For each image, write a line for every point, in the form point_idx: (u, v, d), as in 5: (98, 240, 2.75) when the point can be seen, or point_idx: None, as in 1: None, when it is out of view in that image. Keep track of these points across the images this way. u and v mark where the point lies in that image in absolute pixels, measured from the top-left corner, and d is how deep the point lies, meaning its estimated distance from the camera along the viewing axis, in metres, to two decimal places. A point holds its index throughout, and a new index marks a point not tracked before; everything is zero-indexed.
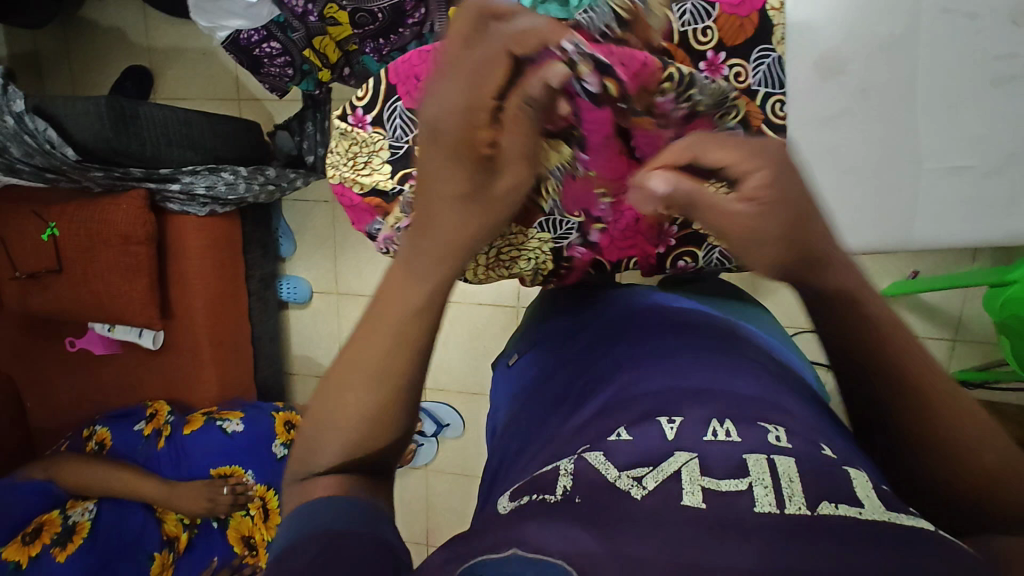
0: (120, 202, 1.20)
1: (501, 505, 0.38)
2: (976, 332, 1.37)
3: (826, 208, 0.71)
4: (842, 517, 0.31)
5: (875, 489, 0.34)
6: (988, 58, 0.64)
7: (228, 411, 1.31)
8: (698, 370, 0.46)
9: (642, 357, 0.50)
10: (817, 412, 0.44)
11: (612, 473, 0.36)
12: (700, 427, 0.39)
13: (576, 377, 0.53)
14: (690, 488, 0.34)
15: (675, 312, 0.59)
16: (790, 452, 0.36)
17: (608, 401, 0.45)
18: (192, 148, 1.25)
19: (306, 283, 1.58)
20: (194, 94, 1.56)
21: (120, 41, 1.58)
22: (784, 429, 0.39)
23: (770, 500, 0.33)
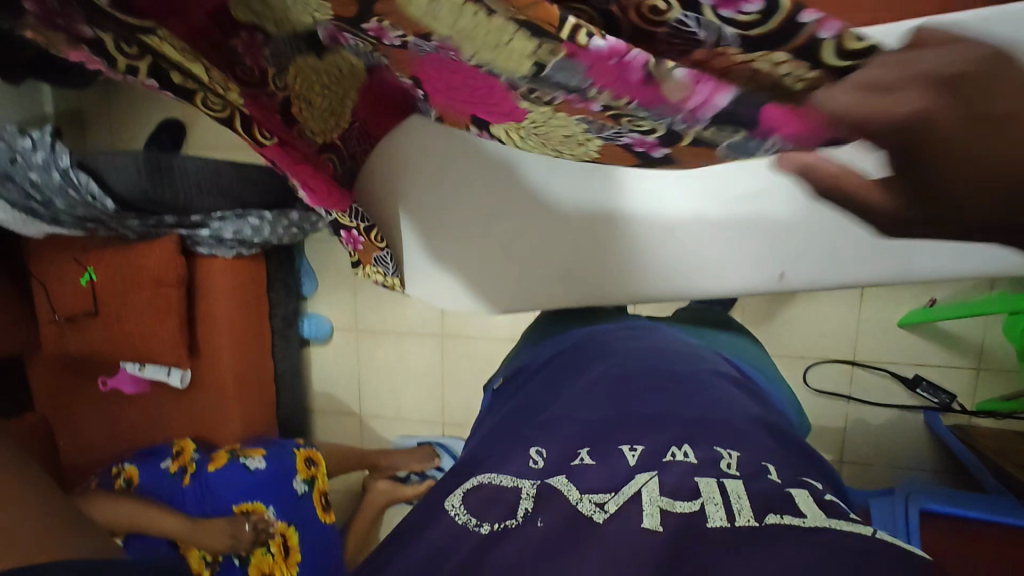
0: (152, 248, 1.30)
1: (460, 519, 0.40)
2: (1000, 363, 1.35)
3: (819, 242, 0.71)
4: (785, 525, 0.34)
5: (817, 503, 0.37)
6: None
7: (251, 449, 1.37)
8: (658, 400, 0.52)
9: (602, 387, 0.57)
10: (777, 437, 0.48)
11: (575, 497, 0.40)
12: (660, 451, 0.44)
13: (544, 397, 0.59)
14: (649, 511, 0.38)
15: (645, 345, 0.66)
16: (739, 476, 0.40)
17: (560, 420, 0.52)
18: (222, 195, 1.31)
19: (326, 320, 1.69)
20: (223, 143, 1.67)
21: (156, 97, 1.72)
22: (736, 454, 0.43)
23: (722, 515, 0.36)
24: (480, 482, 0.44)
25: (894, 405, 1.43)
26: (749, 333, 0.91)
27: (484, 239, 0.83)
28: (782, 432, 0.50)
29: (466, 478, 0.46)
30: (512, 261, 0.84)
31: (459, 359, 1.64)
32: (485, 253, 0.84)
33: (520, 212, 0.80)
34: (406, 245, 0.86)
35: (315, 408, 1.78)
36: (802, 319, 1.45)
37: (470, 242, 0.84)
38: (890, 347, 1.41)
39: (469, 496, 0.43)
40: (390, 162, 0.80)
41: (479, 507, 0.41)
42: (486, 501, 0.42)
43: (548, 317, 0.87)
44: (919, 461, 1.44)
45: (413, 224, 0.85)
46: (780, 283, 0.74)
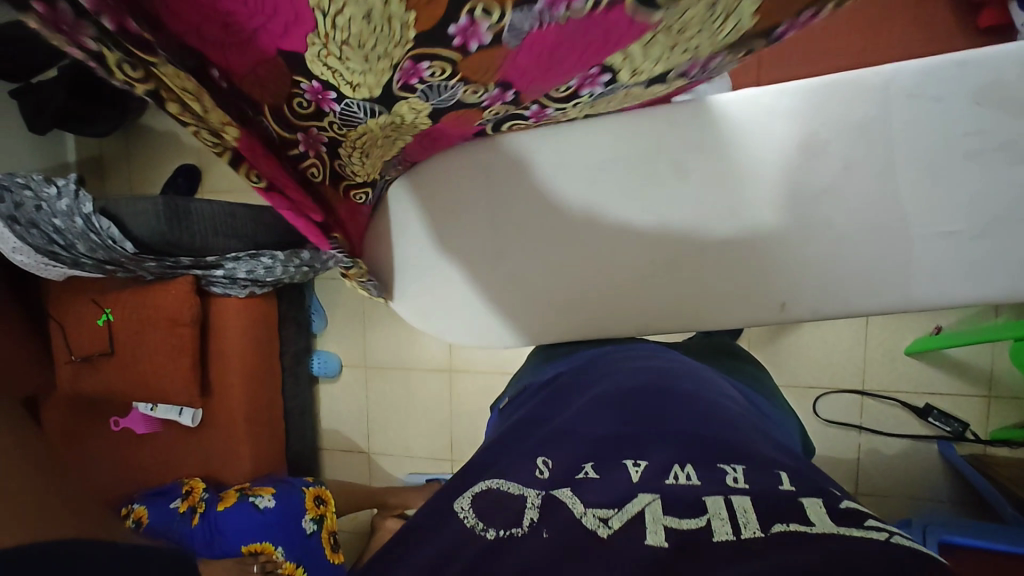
0: (170, 287, 1.34)
1: (469, 522, 0.42)
2: (1011, 389, 1.34)
3: (811, 270, 0.70)
4: (791, 531, 0.36)
5: (827, 513, 0.38)
6: (954, 135, 0.63)
7: (262, 488, 1.38)
8: (655, 421, 0.53)
9: (597, 409, 0.57)
10: (772, 452, 0.50)
11: (579, 509, 0.41)
12: (663, 472, 0.45)
13: (541, 420, 0.60)
14: (653, 529, 0.39)
15: (648, 366, 0.67)
16: (748, 490, 0.41)
17: (557, 439, 0.53)
18: (236, 237, 1.35)
19: (336, 357, 1.72)
20: (237, 186, 1.74)
21: (174, 144, 1.80)
22: (742, 469, 0.44)
23: (727, 529, 0.37)
24: (488, 489, 0.46)
25: (907, 434, 1.42)
26: (762, 374, 0.89)
27: (472, 275, 0.80)
28: (776, 448, 0.51)
29: (473, 485, 0.48)
30: (512, 297, 0.80)
31: (468, 394, 1.64)
32: (482, 290, 0.81)
33: (522, 250, 0.77)
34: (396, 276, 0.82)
35: (325, 445, 1.78)
36: (808, 348, 1.46)
37: (464, 278, 0.80)
38: (898, 375, 1.41)
39: (477, 501, 0.45)
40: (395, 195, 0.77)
41: (485, 511, 0.43)
42: (492, 509, 0.43)
43: (548, 345, 0.85)
44: (937, 491, 1.41)
45: (407, 259, 0.80)
46: (783, 314, 0.73)
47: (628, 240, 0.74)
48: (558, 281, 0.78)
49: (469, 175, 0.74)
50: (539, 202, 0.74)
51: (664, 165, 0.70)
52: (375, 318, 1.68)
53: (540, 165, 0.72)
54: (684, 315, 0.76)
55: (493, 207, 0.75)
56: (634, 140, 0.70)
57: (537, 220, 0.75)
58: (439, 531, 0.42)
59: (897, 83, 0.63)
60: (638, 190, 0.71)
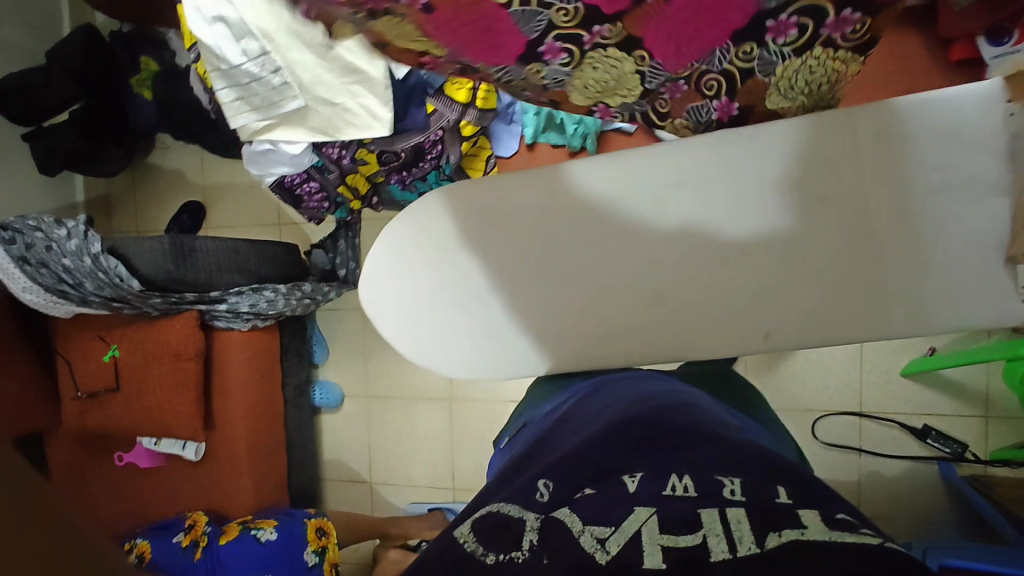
0: (174, 323, 1.36)
1: (469, 547, 0.43)
2: (1007, 409, 1.35)
3: (793, 304, 0.72)
4: (787, 541, 0.38)
5: (821, 521, 0.40)
6: (921, 170, 0.65)
7: (264, 521, 1.39)
8: (651, 449, 0.55)
9: (593, 438, 0.60)
10: (763, 467, 0.51)
11: (577, 530, 0.43)
12: (661, 484, 0.48)
13: (541, 454, 0.62)
14: (649, 551, 0.40)
15: (645, 395, 0.68)
16: (744, 502, 0.43)
17: (554, 467, 0.55)
18: (240, 272, 1.41)
19: (337, 387, 1.74)
20: (242, 222, 1.79)
21: (180, 182, 1.85)
22: (740, 482, 0.47)
23: (724, 546, 0.39)
24: (491, 513, 0.48)
25: (907, 456, 1.42)
26: (764, 407, 0.90)
27: (459, 313, 0.82)
28: (770, 459, 0.52)
29: (475, 513, 0.51)
30: (504, 332, 0.82)
31: (469, 422, 1.66)
32: (474, 326, 0.82)
33: (513, 285, 0.79)
34: (395, 309, 0.85)
35: (327, 476, 1.79)
36: (803, 372, 1.47)
37: (457, 313, 0.82)
38: (894, 397, 1.42)
39: (477, 528, 0.46)
40: (405, 231, 0.82)
41: (485, 538, 0.44)
42: (491, 532, 0.45)
43: (553, 375, 0.87)
44: (940, 513, 1.41)
45: (408, 292, 0.84)
46: (766, 344, 0.74)
47: (621, 274, 0.76)
48: (551, 316, 0.79)
49: (468, 211, 0.79)
50: (530, 236, 0.77)
51: (650, 200, 0.73)
52: (376, 348, 1.71)
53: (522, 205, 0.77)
54: (672, 347, 0.77)
55: (485, 243, 0.79)
56: (621, 177, 0.73)
57: (528, 253, 0.78)
58: (442, 555, 0.43)
59: (865, 122, 0.66)
60: (623, 226, 0.75)
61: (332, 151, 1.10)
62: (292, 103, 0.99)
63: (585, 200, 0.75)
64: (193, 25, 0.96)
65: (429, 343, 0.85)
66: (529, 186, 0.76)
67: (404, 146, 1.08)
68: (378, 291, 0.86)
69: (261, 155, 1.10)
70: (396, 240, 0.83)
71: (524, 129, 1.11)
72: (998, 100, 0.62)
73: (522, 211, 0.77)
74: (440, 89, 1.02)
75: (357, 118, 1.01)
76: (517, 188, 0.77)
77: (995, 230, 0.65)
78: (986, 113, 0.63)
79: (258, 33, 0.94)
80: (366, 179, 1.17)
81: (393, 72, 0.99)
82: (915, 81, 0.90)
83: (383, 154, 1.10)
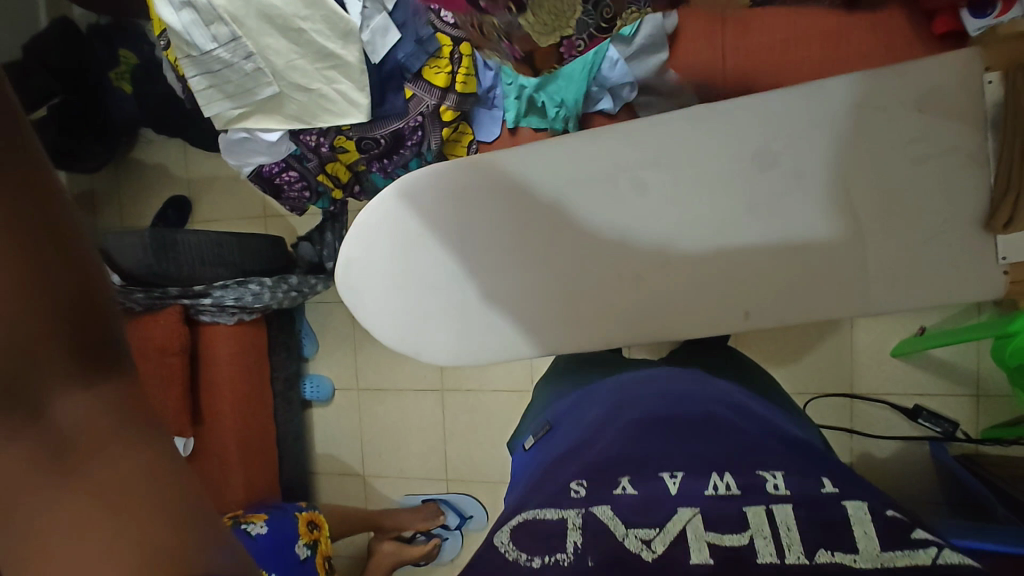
0: (158, 316, 1.33)
1: (512, 555, 0.49)
2: (998, 388, 1.35)
3: (775, 278, 0.71)
4: (836, 562, 0.43)
5: (873, 530, 0.46)
6: (901, 143, 0.64)
7: (253, 515, 1.36)
8: (681, 449, 0.63)
9: (625, 438, 0.67)
10: (789, 464, 0.60)
11: (621, 533, 0.49)
12: (706, 484, 0.55)
13: (572, 453, 0.69)
14: (697, 547, 0.47)
15: (664, 397, 0.76)
16: (789, 496, 0.52)
17: (592, 467, 0.62)
18: (223, 265, 1.41)
19: (327, 380, 1.74)
20: (226, 215, 1.78)
21: (164, 175, 1.84)
22: (781, 477, 0.56)
23: (772, 550, 0.45)
24: (527, 519, 0.54)
25: (897, 437, 1.42)
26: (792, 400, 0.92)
27: (462, 307, 0.80)
28: (792, 459, 0.61)
29: (518, 517, 0.56)
30: (499, 314, 0.80)
31: (460, 412, 1.66)
32: (467, 309, 0.80)
33: (507, 264, 0.78)
34: (388, 312, 0.83)
35: (318, 469, 1.79)
36: (794, 354, 1.46)
37: (453, 297, 0.80)
38: (884, 378, 1.42)
39: (516, 536, 0.52)
40: (377, 214, 0.80)
41: (524, 545, 0.50)
42: (535, 541, 0.51)
43: (570, 388, 0.96)
44: (931, 494, 1.41)
45: (396, 292, 0.82)
46: (746, 323, 0.73)
47: (594, 255, 0.75)
48: (547, 295, 0.78)
49: (444, 192, 0.78)
50: (522, 224, 0.76)
51: (625, 182, 0.72)
52: (366, 340, 1.71)
53: (509, 182, 0.76)
54: (651, 329, 0.76)
55: (475, 224, 0.78)
56: (591, 160, 0.72)
57: (513, 237, 0.77)
58: (486, 559, 0.49)
59: (841, 96, 0.65)
60: (615, 200, 0.73)
61: (309, 138, 1.08)
62: (267, 90, 0.99)
63: (576, 177, 0.73)
64: (159, 9, 0.94)
65: (431, 335, 0.83)
66: (524, 160, 0.75)
67: (383, 133, 1.07)
68: (358, 280, 0.83)
69: (237, 144, 1.09)
70: (374, 223, 0.80)
71: (505, 113, 1.10)
72: (975, 67, 0.61)
73: (512, 197, 0.76)
74: (418, 73, 1.01)
75: (333, 104, 1.00)
76: (513, 162, 0.75)
77: (974, 205, 0.64)
78: (963, 83, 0.62)
79: (227, 18, 0.92)
80: (346, 167, 1.15)
81: (368, 56, 0.97)
82: (895, 53, 0.87)
83: (362, 141, 1.09)
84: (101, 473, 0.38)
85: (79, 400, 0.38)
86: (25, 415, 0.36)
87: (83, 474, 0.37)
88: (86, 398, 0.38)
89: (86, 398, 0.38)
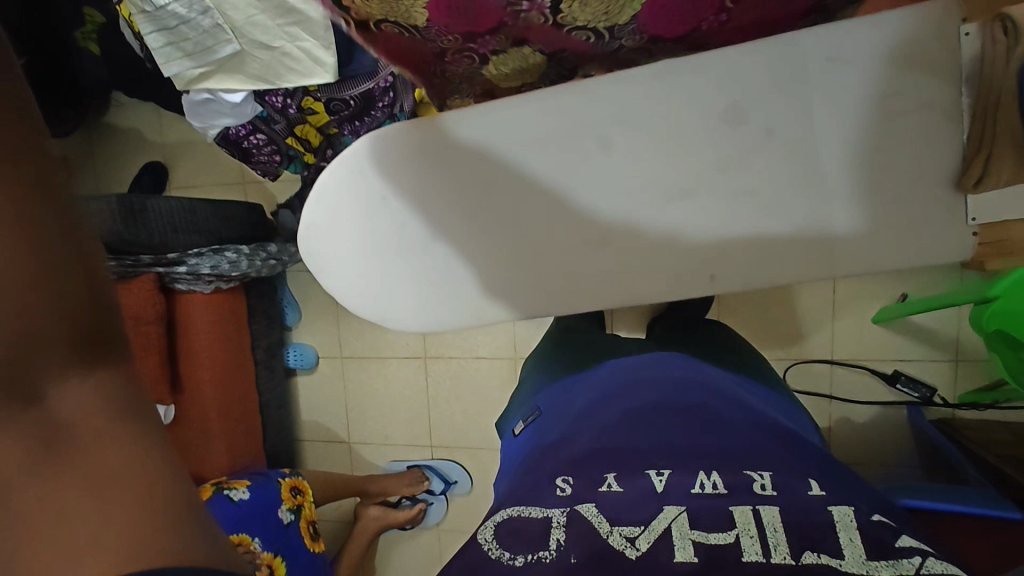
0: (131, 285, 1.31)
1: (496, 553, 0.52)
2: (977, 353, 1.35)
3: (752, 247, 0.69)
4: (820, 563, 0.46)
5: (857, 529, 0.49)
6: (871, 99, 0.62)
7: (235, 481, 1.36)
8: (667, 439, 0.64)
9: (612, 428, 0.68)
10: (775, 456, 0.61)
11: (605, 530, 0.52)
12: (693, 481, 0.57)
13: (558, 441, 0.70)
14: (682, 545, 0.50)
15: (654, 382, 0.76)
16: (777, 500, 0.53)
17: (581, 459, 0.63)
18: (198, 232, 1.38)
19: (311, 349, 1.74)
20: (203, 181, 1.75)
21: (139, 140, 1.79)
22: (767, 475, 0.57)
23: (758, 550, 0.48)
24: (511, 516, 0.56)
25: (875, 401, 1.43)
26: (778, 379, 0.92)
27: (435, 282, 0.79)
28: (777, 449, 0.62)
29: (502, 512, 0.58)
30: (484, 295, 0.79)
31: (443, 380, 1.66)
32: (434, 277, 0.79)
33: (482, 239, 0.76)
34: (372, 293, 0.82)
35: (305, 436, 1.80)
36: (776, 319, 1.46)
37: (420, 264, 0.79)
38: (865, 343, 1.42)
39: (501, 533, 0.55)
40: (347, 187, 0.77)
41: (508, 542, 0.53)
42: (520, 538, 0.53)
43: (555, 371, 0.96)
44: (906, 458, 1.43)
45: (378, 270, 0.81)
46: (711, 287, 0.72)
47: (571, 226, 0.73)
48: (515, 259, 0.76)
49: (418, 161, 0.75)
50: (499, 199, 0.74)
51: (591, 142, 0.69)
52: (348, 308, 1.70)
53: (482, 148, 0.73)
54: (622, 294, 0.75)
55: (438, 187, 0.75)
56: (555, 121, 0.69)
57: (490, 212, 0.75)
58: (473, 556, 0.53)
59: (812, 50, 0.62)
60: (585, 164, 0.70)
61: (274, 100, 1.04)
62: (227, 48, 0.96)
63: (550, 145, 0.71)
64: None
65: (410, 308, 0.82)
66: (488, 121, 0.72)
67: (354, 93, 1.03)
68: (337, 261, 0.82)
69: (201, 106, 1.06)
70: (342, 194, 0.78)
71: None
72: (953, 17, 0.58)
73: (489, 172, 0.73)
74: None
75: (299, 63, 0.97)
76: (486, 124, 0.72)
77: (945, 164, 0.62)
78: (938, 34, 0.59)
79: None
80: (317, 130, 1.11)
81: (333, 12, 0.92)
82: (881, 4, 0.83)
83: (331, 103, 1.05)
84: (86, 461, 0.40)
85: (75, 385, 0.41)
86: (23, 403, 0.39)
87: (68, 460, 0.40)
88: (86, 381, 0.42)
89: (88, 381, 0.42)
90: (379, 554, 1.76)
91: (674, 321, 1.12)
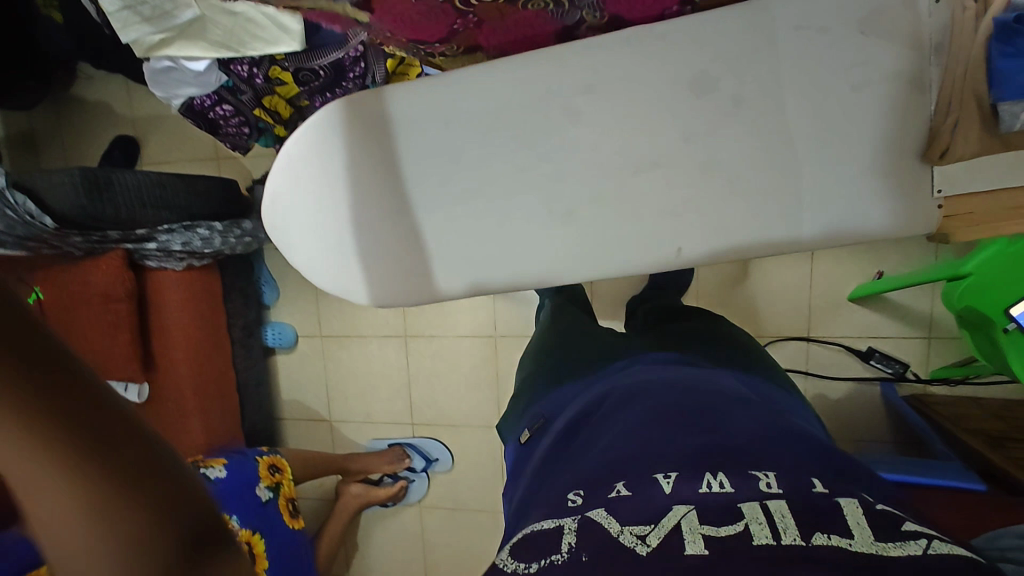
0: (99, 263, 1.30)
1: (511, 567, 0.52)
2: (950, 330, 1.37)
3: (744, 231, 0.68)
4: (832, 546, 0.45)
5: (865, 516, 0.47)
6: (842, 68, 0.61)
7: (211, 459, 1.34)
8: (675, 437, 0.61)
9: (622, 431, 0.66)
10: (784, 449, 0.58)
11: (616, 528, 0.51)
12: (699, 482, 0.54)
13: (573, 453, 0.68)
14: (692, 538, 0.48)
15: (663, 382, 0.74)
16: (782, 495, 0.51)
17: (598, 469, 0.61)
18: (166, 208, 1.32)
19: (290, 328, 1.72)
20: (176, 157, 1.71)
21: (107, 114, 1.74)
22: (772, 474, 0.54)
23: (768, 533, 0.47)
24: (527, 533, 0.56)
25: (851, 378, 1.45)
26: (782, 373, 0.92)
27: (405, 252, 0.76)
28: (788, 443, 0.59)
29: (521, 533, 0.57)
30: (476, 274, 0.75)
31: (424, 358, 1.66)
32: (404, 248, 0.76)
33: (461, 210, 0.73)
34: (359, 278, 0.80)
35: (285, 415, 1.79)
36: (756, 298, 1.46)
37: (391, 236, 0.76)
38: (842, 321, 1.43)
39: (517, 551, 0.54)
40: (321, 171, 0.76)
41: (524, 554, 0.53)
42: (532, 549, 0.53)
43: (555, 369, 0.96)
44: (880, 433, 1.45)
45: (357, 247, 0.78)
46: (679, 259, 0.71)
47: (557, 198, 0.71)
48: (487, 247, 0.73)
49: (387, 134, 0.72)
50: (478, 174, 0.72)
51: (556, 111, 0.68)
52: None
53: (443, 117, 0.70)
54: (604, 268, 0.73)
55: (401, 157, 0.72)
56: (524, 87, 0.68)
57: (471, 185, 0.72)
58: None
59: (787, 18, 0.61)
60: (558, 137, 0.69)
61: (239, 68, 1.01)
62: (188, 13, 0.96)
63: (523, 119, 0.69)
64: None
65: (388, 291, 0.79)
66: (455, 91, 0.69)
67: (323, 63, 1.00)
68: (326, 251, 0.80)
69: (162, 74, 1.04)
70: (315, 176, 0.76)
71: None
72: None
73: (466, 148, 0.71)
74: None
75: (263, 30, 0.95)
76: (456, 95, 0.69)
77: (912, 136, 0.62)
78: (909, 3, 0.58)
79: None
80: (288, 103, 1.06)
81: None
82: None
83: (300, 73, 1.01)
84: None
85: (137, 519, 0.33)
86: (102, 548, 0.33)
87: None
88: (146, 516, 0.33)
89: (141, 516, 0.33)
90: (361, 530, 1.77)
91: (657, 310, 1.12)
